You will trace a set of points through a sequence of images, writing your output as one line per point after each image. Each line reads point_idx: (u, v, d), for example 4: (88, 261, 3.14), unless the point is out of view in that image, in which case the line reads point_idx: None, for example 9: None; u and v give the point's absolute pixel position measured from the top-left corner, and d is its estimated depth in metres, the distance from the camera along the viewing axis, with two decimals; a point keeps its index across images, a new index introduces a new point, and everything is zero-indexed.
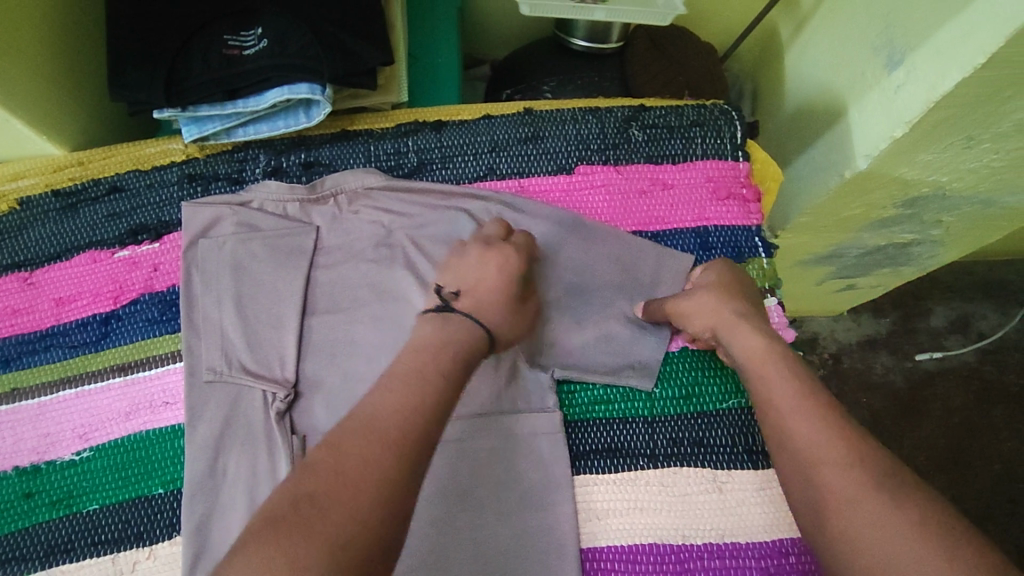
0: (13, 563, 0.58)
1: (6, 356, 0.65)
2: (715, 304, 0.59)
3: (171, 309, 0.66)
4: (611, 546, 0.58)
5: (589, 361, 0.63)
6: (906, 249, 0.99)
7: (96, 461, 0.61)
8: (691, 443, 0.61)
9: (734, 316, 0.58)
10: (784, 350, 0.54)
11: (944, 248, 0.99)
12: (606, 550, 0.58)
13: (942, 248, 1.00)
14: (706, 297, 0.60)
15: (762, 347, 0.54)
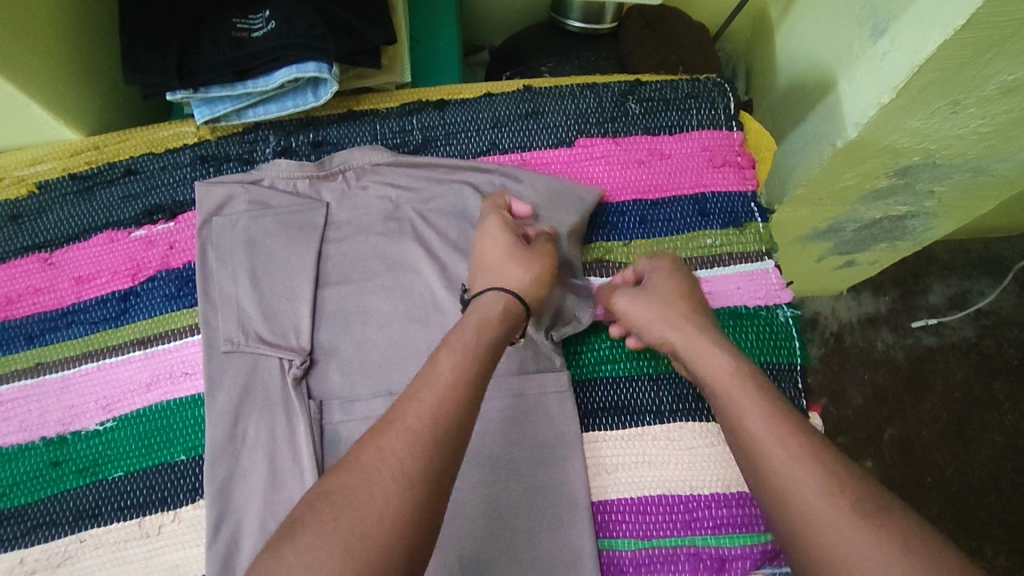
0: (45, 528, 0.61)
1: (29, 333, 0.67)
2: (671, 316, 0.57)
3: (188, 285, 0.68)
4: (620, 498, 0.60)
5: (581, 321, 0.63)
6: (902, 222, 1.01)
7: (119, 431, 0.64)
8: (696, 398, 0.63)
9: (693, 332, 0.56)
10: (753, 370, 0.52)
11: (936, 221, 1.02)
12: (616, 502, 0.60)
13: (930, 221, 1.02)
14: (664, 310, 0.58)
15: (730, 368, 0.52)
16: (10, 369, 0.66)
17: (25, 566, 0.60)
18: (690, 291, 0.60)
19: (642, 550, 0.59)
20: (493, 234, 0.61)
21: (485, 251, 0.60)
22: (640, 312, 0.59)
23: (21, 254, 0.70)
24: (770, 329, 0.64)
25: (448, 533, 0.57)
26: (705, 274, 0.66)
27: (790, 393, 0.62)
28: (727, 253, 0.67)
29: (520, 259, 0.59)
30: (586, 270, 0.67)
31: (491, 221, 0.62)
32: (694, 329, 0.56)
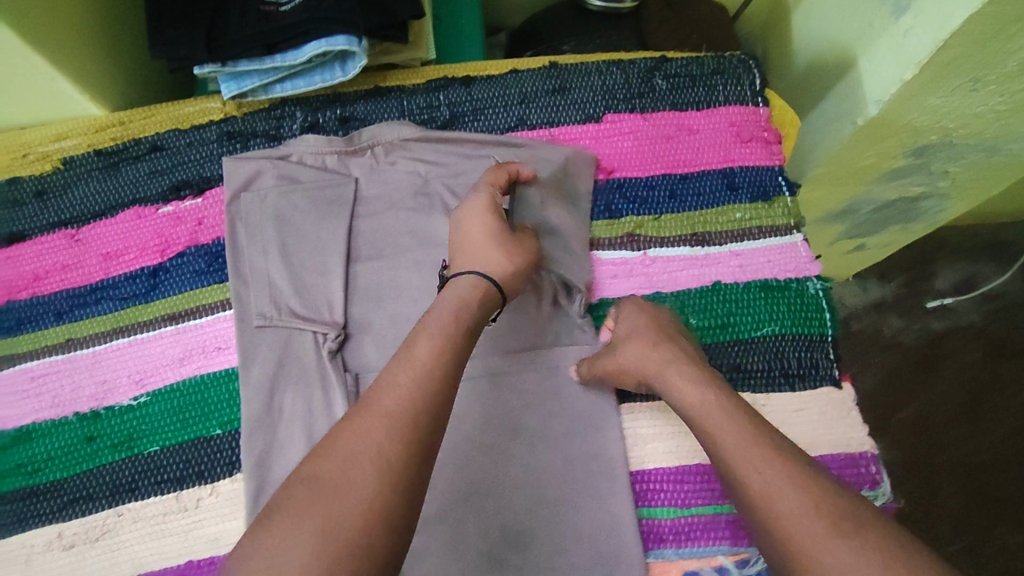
0: (82, 502, 0.61)
1: (59, 309, 0.67)
2: (646, 347, 0.57)
3: (218, 261, 0.68)
4: (658, 468, 0.61)
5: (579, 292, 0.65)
6: (914, 205, 1.02)
7: (154, 406, 0.64)
8: (729, 367, 0.63)
9: (661, 362, 0.56)
10: (720, 392, 0.52)
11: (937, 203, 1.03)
12: (654, 472, 0.61)
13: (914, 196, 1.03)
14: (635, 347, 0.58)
15: (698, 398, 0.52)
16: (42, 345, 0.66)
17: (64, 540, 0.60)
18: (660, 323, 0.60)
19: (681, 518, 0.60)
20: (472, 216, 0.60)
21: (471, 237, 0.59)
22: (616, 356, 0.59)
23: (47, 230, 0.69)
24: (800, 302, 0.65)
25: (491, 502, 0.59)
26: (735, 247, 0.67)
27: (820, 363, 0.63)
28: (756, 226, 0.68)
29: (505, 245, 0.59)
30: (594, 244, 0.67)
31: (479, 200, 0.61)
32: (665, 359, 0.56)
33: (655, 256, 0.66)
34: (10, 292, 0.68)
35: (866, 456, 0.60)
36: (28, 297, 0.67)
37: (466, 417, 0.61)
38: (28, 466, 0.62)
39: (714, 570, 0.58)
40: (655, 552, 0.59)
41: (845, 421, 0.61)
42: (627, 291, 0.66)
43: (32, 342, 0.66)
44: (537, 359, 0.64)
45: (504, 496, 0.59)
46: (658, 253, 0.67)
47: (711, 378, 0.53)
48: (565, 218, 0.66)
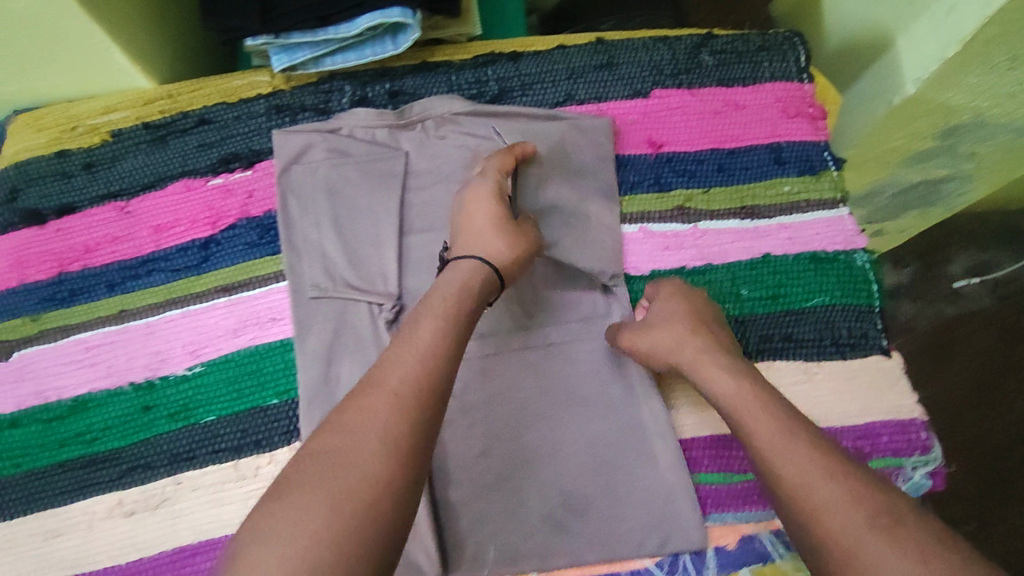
0: (141, 471, 0.62)
1: (110, 281, 0.67)
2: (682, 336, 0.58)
3: (269, 233, 0.68)
4: (702, 438, 0.62)
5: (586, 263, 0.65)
6: (939, 186, 1.01)
7: (208, 376, 0.64)
8: (781, 338, 0.63)
9: (694, 351, 0.57)
10: (756, 382, 0.53)
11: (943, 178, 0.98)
12: (699, 440, 0.62)
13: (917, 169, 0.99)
14: (666, 333, 0.58)
15: (734, 387, 0.53)
16: (95, 316, 0.66)
17: (124, 507, 0.61)
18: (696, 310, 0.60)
19: (736, 485, 0.61)
20: (475, 203, 0.60)
21: (477, 227, 0.58)
22: (645, 337, 0.59)
23: (96, 202, 0.70)
24: (848, 274, 0.66)
25: (546, 470, 0.60)
26: (784, 220, 0.68)
27: (870, 332, 0.64)
28: (803, 200, 0.68)
29: (509, 232, 0.58)
30: (628, 220, 0.68)
31: (484, 187, 0.61)
32: (699, 350, 0.57)
33: (705, 229, 0.67)
34: (61, 264, 0.68)
35: (917, 422, 0.61)
36: (79, 269, 0.68)
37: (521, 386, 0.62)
38: (86, 435, 0.63)
39: (771, 534, 0.60)
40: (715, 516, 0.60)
41: (894, 388, 0.62)
42: (677, 263, 0.66)
43: (85, 313, 0.66)
44: (592, 331, 0.64)
45: (558, 464, 0.60)
46: (708, 226, 0.67)
47: (745, 368, 0.55)
48: (566, 193, 0.66)
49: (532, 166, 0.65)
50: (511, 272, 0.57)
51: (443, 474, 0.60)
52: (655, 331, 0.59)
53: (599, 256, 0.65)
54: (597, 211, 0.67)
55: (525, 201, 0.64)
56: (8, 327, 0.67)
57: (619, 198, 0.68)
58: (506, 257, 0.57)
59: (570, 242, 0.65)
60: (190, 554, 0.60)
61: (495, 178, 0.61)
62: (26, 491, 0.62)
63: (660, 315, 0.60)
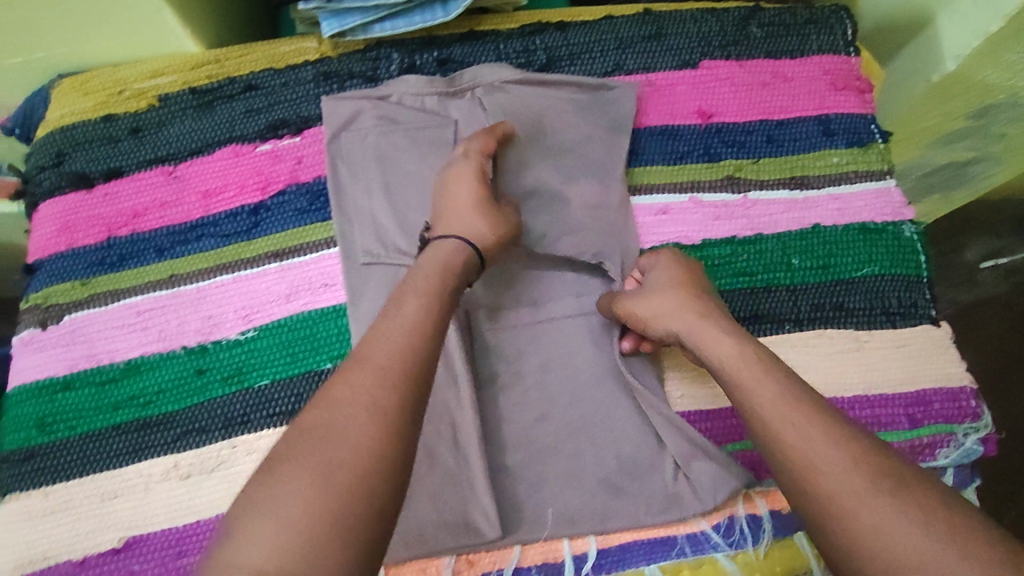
0: (196, 434, 0.62)
1: (159, 246, 0.67)
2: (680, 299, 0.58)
3: (319, 199, 0.68)
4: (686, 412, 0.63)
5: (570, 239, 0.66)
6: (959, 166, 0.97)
7: (261, 340, 0.64)
8: (832, 307, 0.64)
9: (694, 319, 0.56)
10: (756, 348, 0.52)
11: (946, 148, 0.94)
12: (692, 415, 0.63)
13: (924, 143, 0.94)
14: (664, 301, 0.58)
15: (735, 352, 0.53)
16: (146, 281, 0.66)
17: (180, 470, 0.62)
18: (692, 280, 0.60)
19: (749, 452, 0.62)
20: (455, 183, 0.61)
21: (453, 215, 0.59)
22: (645, 305, 0.59)
23: (144, 166, 0.69)
24: (897, 244, 0.66)
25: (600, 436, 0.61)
26: (834, 191, 0.68)
27: (919, 302, 0.65)
28: (852, 171, 0.69)
29: (488, 212, 0.60)
30: (677, 188, 0.68)
31: (466, 166, 0.62)
32: (699, 314, 0.57)
33: (756, 199, 0.67)
34: (111, 229, 0.68)
35: (966, 390, 0.62)
36: (128, 234, 0.68)
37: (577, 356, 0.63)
38: (140, 398, 0.64)
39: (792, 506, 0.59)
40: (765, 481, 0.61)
41: (943, 356, 0.63)
42: (729, 233, 0.66)
43: (135, 277, 0.67)
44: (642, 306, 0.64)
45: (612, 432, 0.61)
46: (758, 196, 0.68)
47: (746, 336, 0.54)
48: (549, 174, 0.67)
49: (511, 147, 0.67)
50: (491, 252, 0.60)
51: (500, 439, 0.60)
52: (656, 299, 0.58)
53: (582, 233, 0.66)
54: (578, 192, 0.67)
55: (505, 182, 0.66)
56: (58, 292, 0.67)
57: (668, 167, 0.68)
58: (491, 236, 0.59)
59: (550, 226, 0.66)
60: None
61: (477, 156, 0.63)
62: (80, 454, 0.62)
63: (660, 285, 0.59)
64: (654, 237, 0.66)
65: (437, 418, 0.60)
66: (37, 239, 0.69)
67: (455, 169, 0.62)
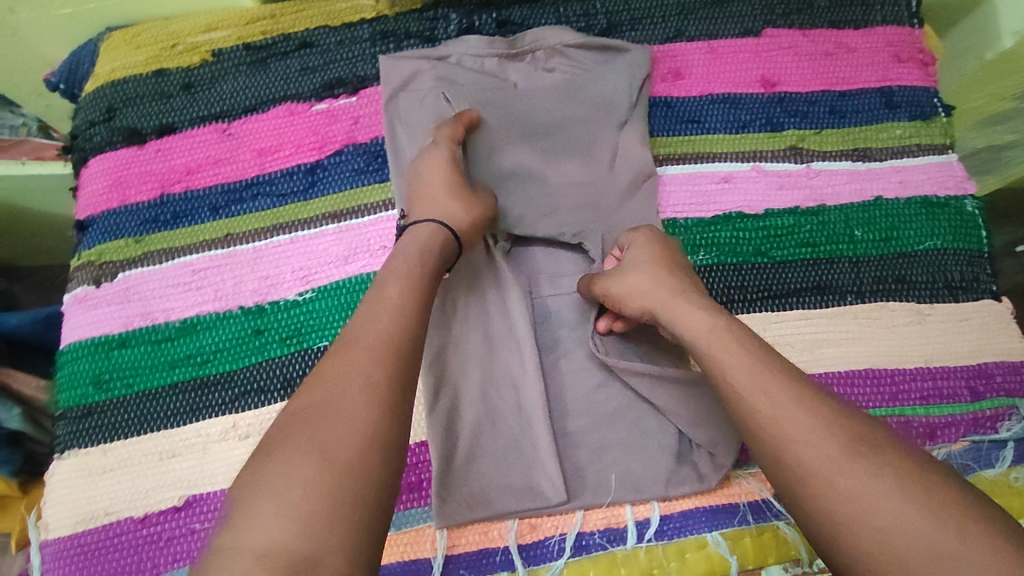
0: (254, 395, 0.62)
1: (214, 204, 0.67)
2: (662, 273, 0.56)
3: (377, 160, 0.68)
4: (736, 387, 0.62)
5: (557, 213, 0.64)
6: (1000, 152, 0.75)
7: (319, 302, 0.64)
8: (895, 279, 0.64)
9: (665, 293, 0.54)
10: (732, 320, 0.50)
11: (990, 129, 0.75)
12: None
13: (964, 125, 0.78)
14: (635, 276, 0.56)
15: (706, 323, 0.50)
16: (200, 240, 0.66)
17: (239, 430, 0.61)
18: (670, 256, 0.58)
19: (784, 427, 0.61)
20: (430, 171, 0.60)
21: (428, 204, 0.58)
22: (616, 282, 0.57)
23: (197, 123, 0.69)
24: (959, 219, 0.66)
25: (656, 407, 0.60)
26: (897, 163, 0.67)
27: (980, 277, 0.65)
28: (915, 144, 0.68)
29: (464, 198, 0.59)
30: (740, 156, 0.67)
31: (437, 154, 0.61)
32: (675, 289, 0.54)
33: (818, 169, 0.67)
34: (163, 186, 0.67)
35: None
36: (182, 191, 0.67)
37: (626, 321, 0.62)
38: (195, 357, 0.63)
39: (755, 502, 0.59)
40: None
41: (1005, 331, 0.63)
42: (791, 203, 0.66)
43: (189, 237, 0.66)
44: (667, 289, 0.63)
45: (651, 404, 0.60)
46: (821, 167, 0.67)
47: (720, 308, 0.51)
48: (527, 157, 0.66)
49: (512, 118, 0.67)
50: (468, 235, 0.59)
51: (563, 404, 0.60)
52: (626, 274, 0.56)
53: (564, 213, 0.64)
54: (559, 173, 0.66)
55: (478, 169, 0.65)
56: (112, 249, 0.66)
57: (731, 136, 0.68)
58: (466, 218, 0.59)
59: (525, 210, 0.64)
60: None
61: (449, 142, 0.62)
62: (138, 412, 0.62)
63: (633, 260, 0.57)
64: (716, 205, 0.66)
65: (500, 382, 0.60)
66: (87, 196, 0.68)
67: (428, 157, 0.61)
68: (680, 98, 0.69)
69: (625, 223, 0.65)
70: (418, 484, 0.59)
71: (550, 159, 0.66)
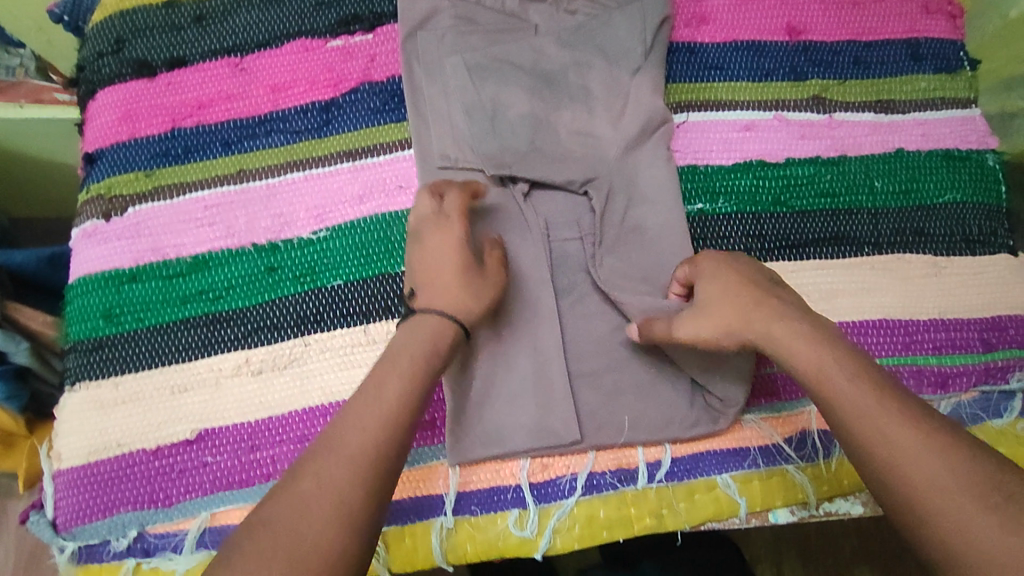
0: (267, 331, 0.61)
1: (227, 139, 0.66)
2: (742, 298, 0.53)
3: (393, 99, 0.66)
4: None
5: (565, 156, 0.63)
6: (1013, 119, 0.67)
7: (333, 241, 0.63)
8: (913, 232, 0.63)
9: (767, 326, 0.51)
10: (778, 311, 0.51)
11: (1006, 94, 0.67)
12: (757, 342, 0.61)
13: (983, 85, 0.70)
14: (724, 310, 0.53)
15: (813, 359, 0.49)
16: (212, 175, 0.65)
17: (251, 365, 0.61)
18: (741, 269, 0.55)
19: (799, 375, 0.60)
20: (435, 246, 0.56)
21: (434, 257, 0.56)
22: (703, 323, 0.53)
23: (209, 57, 0.67)
24: (980, 173, 0.65)
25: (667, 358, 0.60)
26: (920, 117, 0.67)
27: (998, 231, 0.64)
28: (939, 98, 0.67)
29: (472, 274, 0.56)
30: (763, 105, 0.66)
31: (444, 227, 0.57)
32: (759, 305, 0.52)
33: (841, 121, 0.66)
34: (174, 120, 0.66)
35: None
36: (194, 125, 0.66)
37: (637, 279, 0.61)
38: (208, 292, 0.62)
39: (760, 448, 0.59)
40: (791, 406, 0.60)
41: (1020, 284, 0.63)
42: (812, 152, 0.65)
43: (201, 171, 0.65)
44: (680, 243, 0.62)
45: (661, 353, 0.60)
46: (844, 118, 0.66)
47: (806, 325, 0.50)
48: (536, 103, 0.65)
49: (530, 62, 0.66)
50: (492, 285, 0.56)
51: (578, 347, 0.60)
52: (714, 311, 0.53)
53: (570, 161, 0.63)
54: (565, 119, 0.65)
55: (479, 117, 0.64)
56: (121, 182, 0.65)
57: (755, 84, 0.67)
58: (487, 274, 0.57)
59: (535, 151, 0.63)
60: (321, 415, 0.60)
61: (457, 211, 0.57)
62: (149, 345, 0.61)
63: (709, 289, 0.54)
64: (738, 152, 0.65)
65: (515, 324, 0.60)
66: (95, 128, 0.66)
67: (434, 228, 0.57)
68: (703, 44, 0.68)
69: (634, 173, 0.63)
70: (431, 422, 0.59)
71: (561, 105, 0.65)
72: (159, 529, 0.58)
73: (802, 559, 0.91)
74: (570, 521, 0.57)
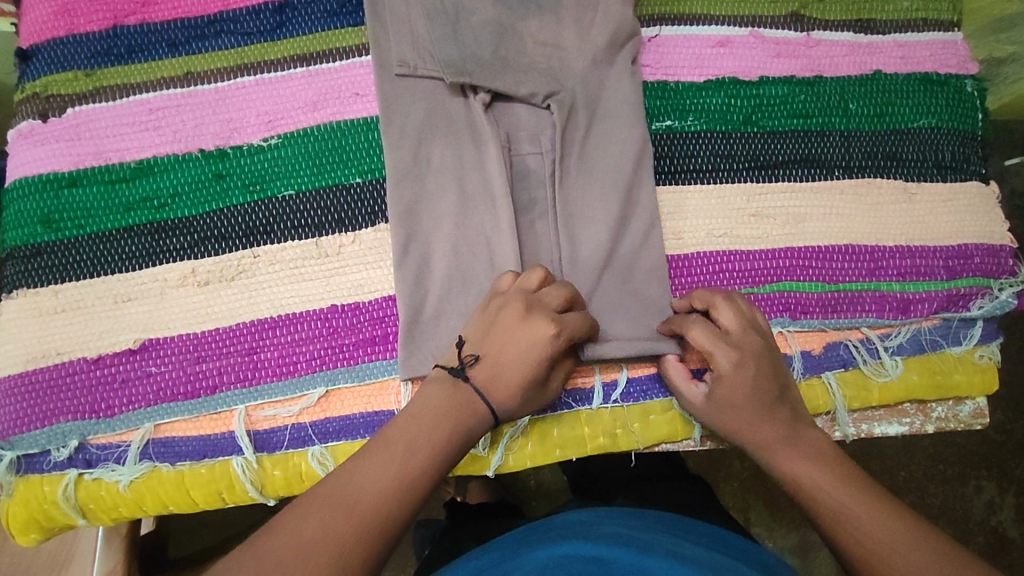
0: (215, 242, 0.59)
1: (173, 39, 0.62)
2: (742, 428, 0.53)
3: (351, 3, 0.62)
4: (701, 253, 0.60)
5: (530, 65, 0.60)
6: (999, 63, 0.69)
7: (285, 150, 0.60)
8: (885, 157, 0.62)
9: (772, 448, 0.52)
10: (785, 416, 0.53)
11: (993, 39, 0.67)
12: (696, 257, 0.59)
13: (968, 28, 0.68)
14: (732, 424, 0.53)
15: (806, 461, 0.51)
16: (157, 76, 0.61)
17: (198, 277, 0.58)
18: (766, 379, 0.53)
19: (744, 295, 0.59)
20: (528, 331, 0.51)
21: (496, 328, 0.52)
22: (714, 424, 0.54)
23: None
24: (958, 98, 0.63)
25: (622, 276, 0.58)
26: (899, 38, 0.64)
27: (971, 158, 0.63)
28: (922, 18, 0.65)
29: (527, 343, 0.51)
30: (739, 20, 0.63)
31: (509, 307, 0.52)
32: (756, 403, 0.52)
33: (819, 39, 0.64)
34: (116, 16, 0.62)
35: (1006, 249, 0.62)
36: (137, 23, 0.62)
37: (598, 197, 0.59)
38: (153, 200, 0.60)
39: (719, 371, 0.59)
40: None
41: (989, 213, 0.62)
42: (787, 72, 0.63)
43: (145, 73, 0.61)
44: (644, 162, 0.59)
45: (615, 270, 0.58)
46: (822, 37, 0.64)
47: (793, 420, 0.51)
48: (501, 6, 0.61)
49: None
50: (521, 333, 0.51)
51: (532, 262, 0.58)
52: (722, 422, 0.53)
53: (536, 73, 0.60)
54: (532, 29, 0.61)
55: (440, 20, 0.60)
56: (59, 81, 0.61)
57: None
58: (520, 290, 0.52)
59: (498, 59, 0.60)
60: (270, 327, 0.58)
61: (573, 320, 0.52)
62: (90, 254, 0.59)
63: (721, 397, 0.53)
64: (711, 69, 0.62)
65: (472, 239, 0.58)
66: (30, 22, 0.62)
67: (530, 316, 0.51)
68: None
69: (600, 86, 0.61)
70: (384, 337, 0.58)
71: (528, 12, 0.61)
72: (101, 440, 0.57)
73: (768, 508, 0.93)
74: (523, 439, 0.57)
